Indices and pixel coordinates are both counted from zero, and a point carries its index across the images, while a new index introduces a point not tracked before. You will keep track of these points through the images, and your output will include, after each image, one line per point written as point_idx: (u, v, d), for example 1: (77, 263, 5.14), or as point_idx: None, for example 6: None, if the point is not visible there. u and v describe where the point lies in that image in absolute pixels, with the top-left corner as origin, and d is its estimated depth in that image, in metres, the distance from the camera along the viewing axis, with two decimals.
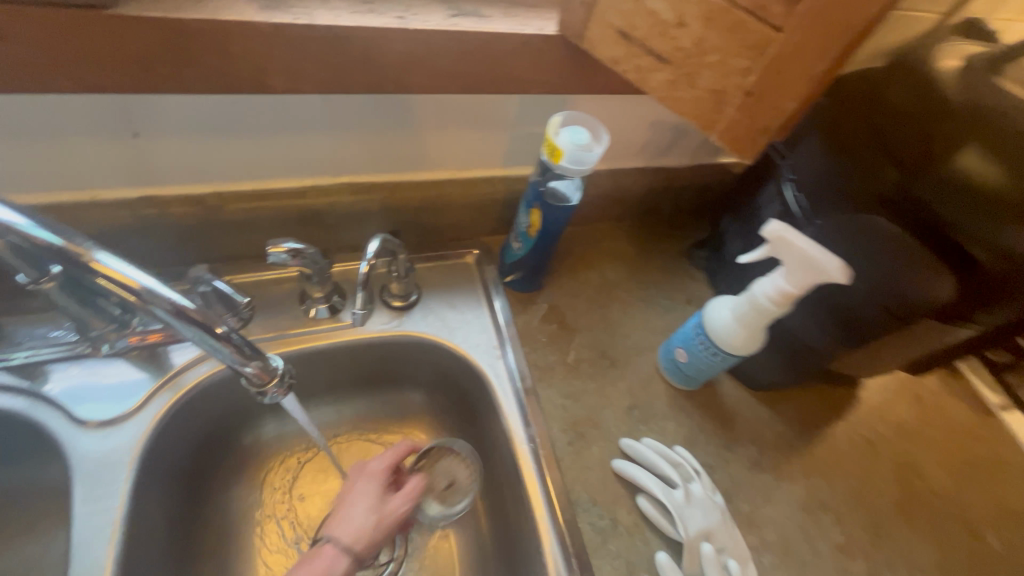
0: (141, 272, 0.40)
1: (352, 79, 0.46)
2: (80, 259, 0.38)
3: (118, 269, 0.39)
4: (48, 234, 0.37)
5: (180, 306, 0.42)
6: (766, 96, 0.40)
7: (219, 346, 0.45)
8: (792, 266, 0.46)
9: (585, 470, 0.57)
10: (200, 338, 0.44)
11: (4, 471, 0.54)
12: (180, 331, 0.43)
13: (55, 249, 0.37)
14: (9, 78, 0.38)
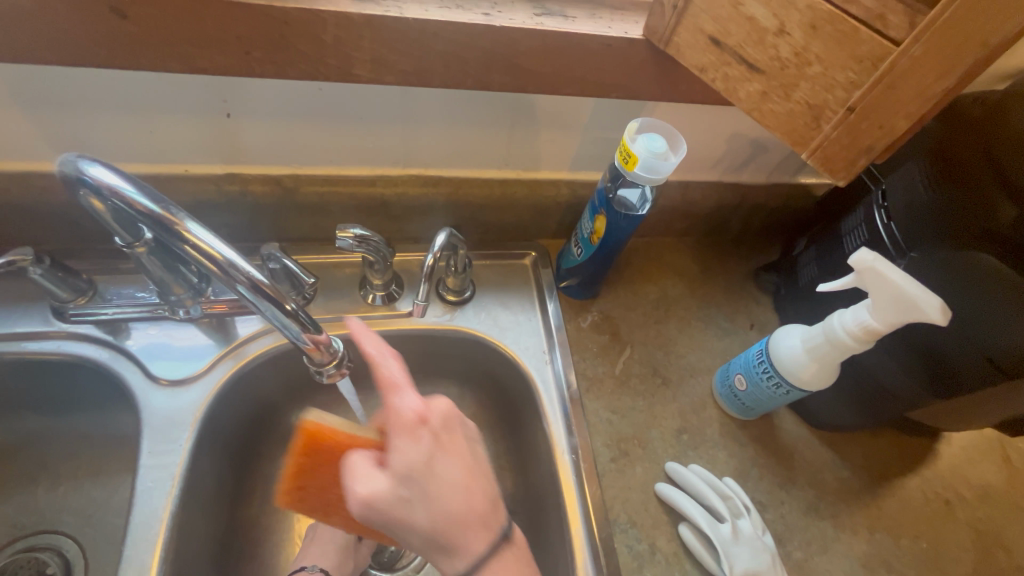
0: (226, 245, 0.42)
1: (433, 73, 0.47)
2: (174, 228, 0.40)
3: (206, 241, 0.41)
4: (149, 201, 0.39)
5: (258, 283, 0.43)
6: (871, 113, 0.36)
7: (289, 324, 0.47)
8: (880, 300, 0.42)
9: (627, 490, 0.55)
10: (273, 315, 0.46)
11: (89, 414, 0.60)
12: (255, 306, 0.45)
13: (153, 218, 0.40)
14: (127, 56, 0.41)
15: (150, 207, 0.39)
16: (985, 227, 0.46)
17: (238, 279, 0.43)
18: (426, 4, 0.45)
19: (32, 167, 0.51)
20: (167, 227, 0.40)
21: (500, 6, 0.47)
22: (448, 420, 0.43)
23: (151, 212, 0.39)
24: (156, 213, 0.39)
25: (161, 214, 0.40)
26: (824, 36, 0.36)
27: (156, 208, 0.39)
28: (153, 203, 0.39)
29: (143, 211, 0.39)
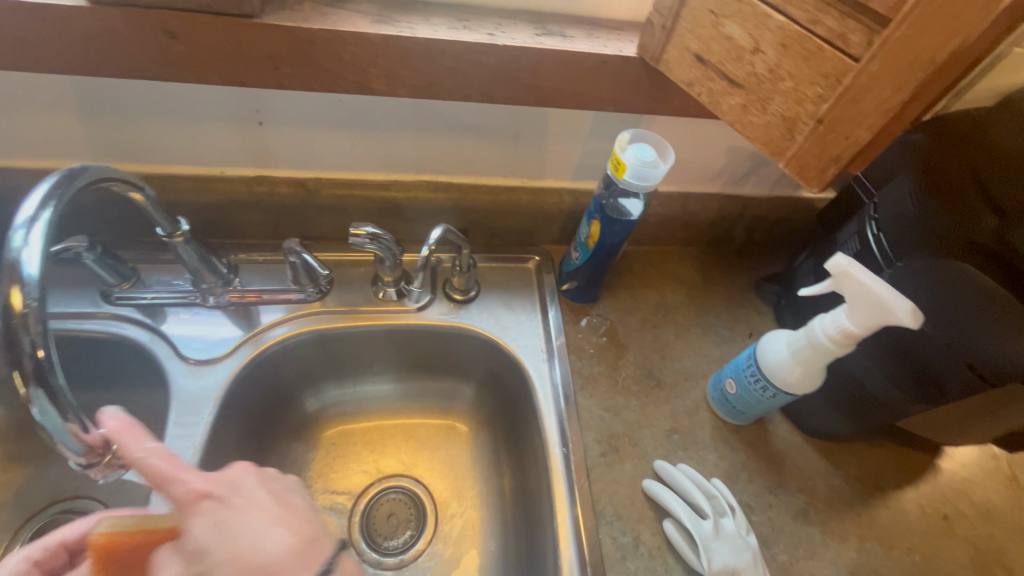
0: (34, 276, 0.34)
1: (440, 87, 0.51)
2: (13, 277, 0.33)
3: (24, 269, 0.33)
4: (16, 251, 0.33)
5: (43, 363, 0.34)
6: (838, 125, 0.38)
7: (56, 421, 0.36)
8: (854, 304, 0.44)
9: (614, 485, 0.57)
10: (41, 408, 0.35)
11: (115, 394, 0.63)
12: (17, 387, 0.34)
13: (6, 285, 0.33)
14: (176, 70, 0.47)
15: (26, 270, 0.33)
16: (966, 237, 0.48)
17: (22, 349, 0.34)
18: (436, 25, 0.50)
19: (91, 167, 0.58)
20: (18, 316, 0.33)
21: (504, 26, 0.51)
22: (239, 487, 0.41)
23: (17, 268, 0.33)
24: (20, 280, 0.33)
25: (28, 285, 0.33)
26: (794, 54, 0.39)
27: (31, 273, 0.33)
28: (34, 273, 0.33)
29: (9, 276, 0.33)
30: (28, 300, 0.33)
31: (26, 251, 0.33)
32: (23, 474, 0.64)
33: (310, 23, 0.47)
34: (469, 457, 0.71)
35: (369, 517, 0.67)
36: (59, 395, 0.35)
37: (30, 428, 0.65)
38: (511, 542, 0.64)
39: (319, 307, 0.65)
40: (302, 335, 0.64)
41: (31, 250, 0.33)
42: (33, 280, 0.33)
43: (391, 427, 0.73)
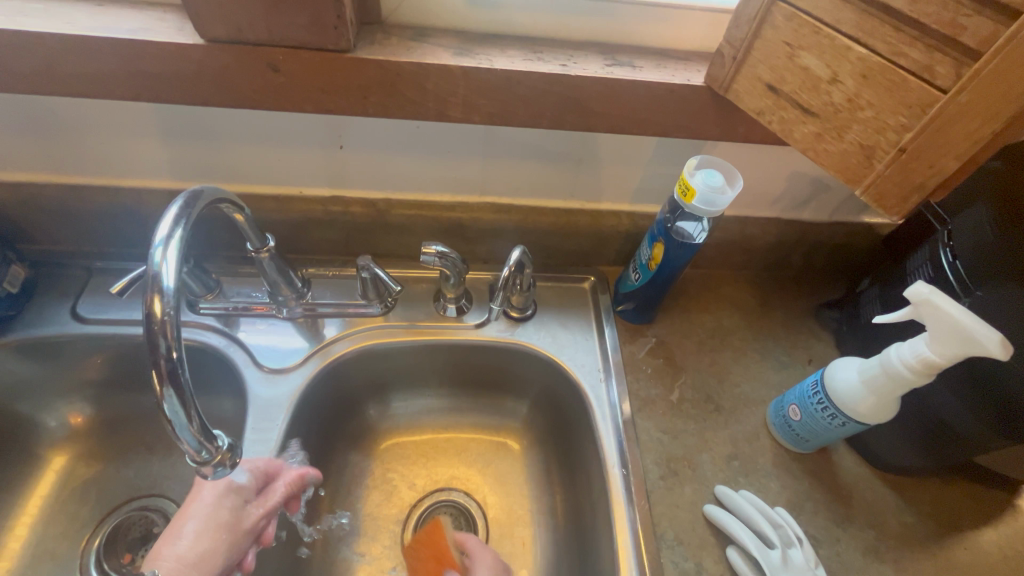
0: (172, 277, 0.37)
1: (514, 114, 0.54)
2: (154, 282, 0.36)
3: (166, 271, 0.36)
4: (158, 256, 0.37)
5: (176, 361, 0.37)
6: (921, 154, 0.39)
7: (180, 416, 0.38)
8: (937, 333, 0.43)
9: (675, 509, 0.57)
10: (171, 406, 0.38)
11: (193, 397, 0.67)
12: (153, 385, 0.37)
13: (149, 295, 0.36)
14: (274, 100, 0.51)
15: (164, 282, 0.36)
16: None
17: (160, 351, 0.37)
18: (512, 57, 0.52)
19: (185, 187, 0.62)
20: (158, 321, 0.36)
21: (575, 58, 0.54)
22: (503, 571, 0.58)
23: (158, 279, 0.36)
24: (160, 289, 0.36)
25: (167, 294, 0.36)
26: (875, 84, 0.39)
27: (169, 283, 0.36)
28: (170, 283, 0.36)
29: (152, 287, 0.36)
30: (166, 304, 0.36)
31: (165, 261, 0.37)
32: (104, 471, 0.68)
33: (398, 57, 0.50)
34: (522, 474, 0.72)
35: (422, 530, 0.68)
36: (185, 393, 0.38)
37: (113, 428, 0.70)
38: (565, 562, 0.63)
39: (384, 321, 0.68)
40: (368, 348, 0.66)
41: (169, 263, 0.37)
42: (170, 289, 0.36)
43: (445, 440, 0.74)
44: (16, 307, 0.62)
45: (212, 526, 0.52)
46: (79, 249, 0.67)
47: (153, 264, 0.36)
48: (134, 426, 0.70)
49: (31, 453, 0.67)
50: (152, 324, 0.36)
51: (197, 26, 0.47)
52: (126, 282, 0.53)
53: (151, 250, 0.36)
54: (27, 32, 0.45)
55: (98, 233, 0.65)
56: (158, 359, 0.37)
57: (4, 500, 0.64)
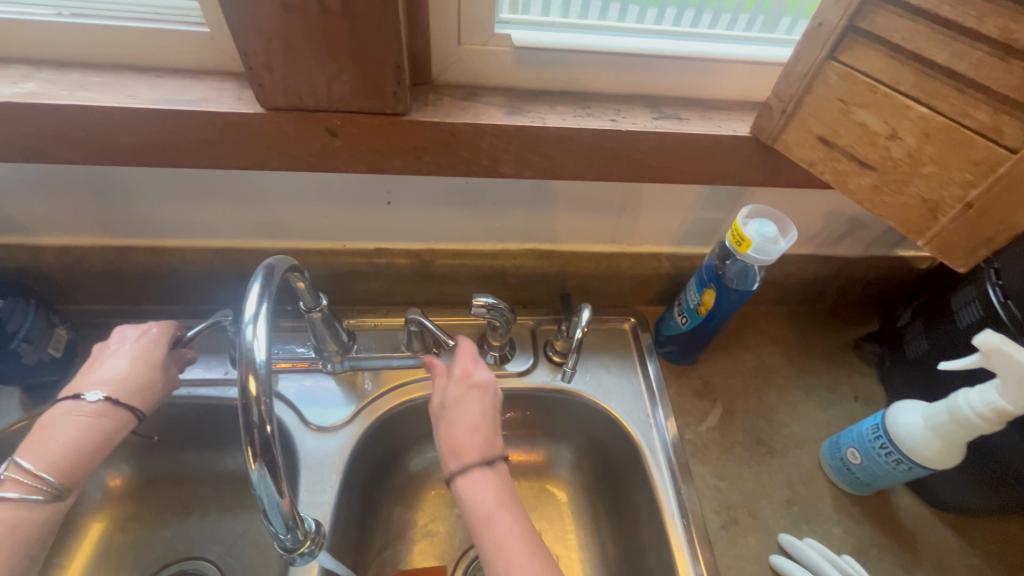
0: (262, 350, 0.37)
1: (565, 167, 0.54)
2: (248, 364, 0.37)
3: (256, 349, 0.37)
4: (249, 336, 0.37)
5: (269, 436, 0.38)
6: (989, 210, 0.39)
7: (271, 496, 0.39)
8: (1010, 382, 0.43)
9: (740, 559, 0.56)
10: (263, 485, 0.39)
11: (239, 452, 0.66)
12: (248, 461, 0.37)
13: (244, 373, 0.37)
14: (328, 162, 0.52)
15: (257, 360, 0.37)
16: None
17: (254, 427, 0.37)
18: (563, 114, 0.53)
19: (230, 245, 0.62)
20: (255, 401, 0.37)
21: (623, 112, 0.55)
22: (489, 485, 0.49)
23: (251, 358, 0.37)
24: (255, 366, 0.37)
25: (260, 371, 0.37)
26: (937, 142, 0.40)
27: (262, 361, 0.37)
28: (263, 359, 0.37)
29: (245, 363, 0.37)
30: (263, 381, 0.37)
31: (256, 339, 0.37)
32: (142, 534, 0.66)
33: (452, 118, 0.51)
34: (568, 521, 0.70)
35: None
36: (277, 471, 0.39)
37: (152, 488, 0.68)
38: None
39: (429, 371, 0.67)
40: (412, 401, 0.66)
41: (260, 342, 0.37)
42: (264, 366, 0.37)
43: None
44: (60, 371, 0.61)
45: (141, 368, 0.53)
46: (119, 306, 0.66)
47: (245, 342, 0.37)
48: (172, 486, 0.68)
49: (69, 518, 0.65)
50: (248, 399, 0.37)
51: (259, 96, 0.47)
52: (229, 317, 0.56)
53: (242, 328, 0.37)
54: (91, 107, 0.46)
55: (140, 291, 0.65)
56: (252, 436, 0.38)
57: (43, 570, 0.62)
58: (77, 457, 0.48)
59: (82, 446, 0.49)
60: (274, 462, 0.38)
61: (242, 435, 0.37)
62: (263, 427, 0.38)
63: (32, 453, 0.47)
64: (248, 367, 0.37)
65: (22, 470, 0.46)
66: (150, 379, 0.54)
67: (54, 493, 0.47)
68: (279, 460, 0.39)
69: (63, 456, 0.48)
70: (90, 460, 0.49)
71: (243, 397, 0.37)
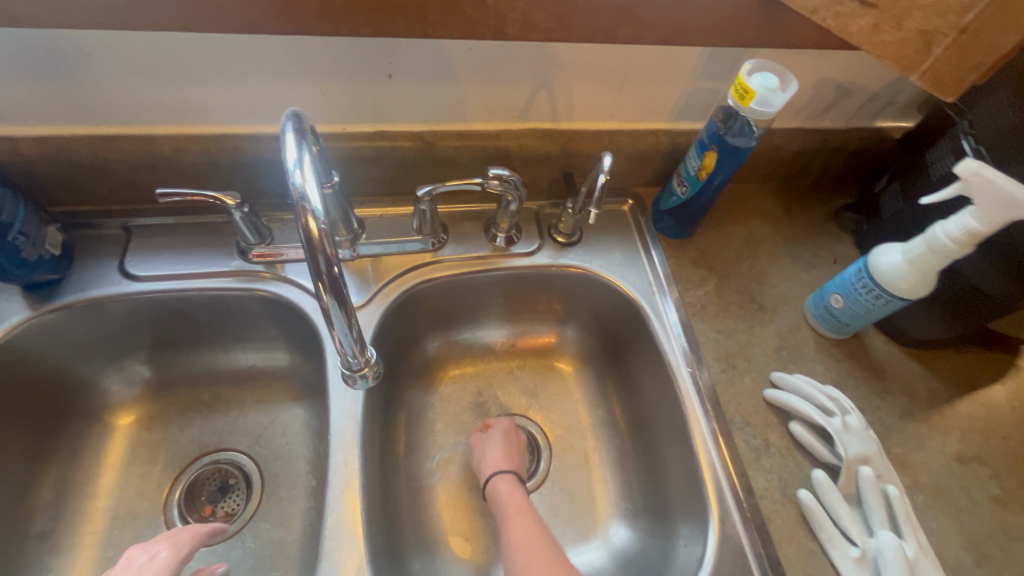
0: (315, 195, 0.38)
1: (571, 28, 0.54)
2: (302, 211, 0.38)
3: (309, 193, 0.38)
4: (298, 182, 0.38)
5: (335, 277, 0.42)
6: (979, 33, 0.43)
7: (344, 322, 0.47)
8: (985, 204, 0.48)
9: (738, 396, 0.62)
10: (334, 313, 0.46)
11: (264, 344, 0.69)
12: (321, 295, 0.43)
13: (301, 217, 0.38)
14: (329, 24, 0.49)
15: (312, 203, 0.38)
16: None
17: (322, 267, 0.41)
18: None
19: (222, 130, 0.59)
20: (317, 242, 0.39)
21: None
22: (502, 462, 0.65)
23: (305, 202, 0.38)
24: (311, 211, 0.38)
25: (318, 216, 0.38)
26: None
27: (317, 206, 0.38)
28: (319, 205, 0.38)
29: (302, 208, 0.38)
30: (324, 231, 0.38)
31: (306, 183, 0.38)
32: (170, 431, 0.68)
33: None
34: (576, 392, 0.76)
35: None
36: (344, 304, 0.45)
37: (170, 387, 0.69)
38: (633, 463, 0.70)
39: (438, 255, 0.69)
40: (424, 284, 0.68)
41: (310, 186, 0.38)
42: (321, 212, 0.38)
43: (498, 370, 0.77)
44: (60, 270, 0.59)
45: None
46: (108, 206, 0.63)
47: (296, 187, 0.37)
48: (191, 385, 0.69)
49: (92, 420, 0.66)
50: (314, 244, 0.39)
51: None
52: (234, 201, 0.57)
53: (290, 174, 0.37)
54: None
55: (130, 188, 0.62)
56: (321, 275, 0.42)
57: (75, 467, 0.63)
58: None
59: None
60: (343, 297, 0.45)
61: (311, 274, 0.41)
62: (330, 267, 0.41)
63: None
64: (302, 211, 0.38)
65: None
66: None
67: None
68: (346, 294, 0.45)
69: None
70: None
71: (309, 243, 0.39)
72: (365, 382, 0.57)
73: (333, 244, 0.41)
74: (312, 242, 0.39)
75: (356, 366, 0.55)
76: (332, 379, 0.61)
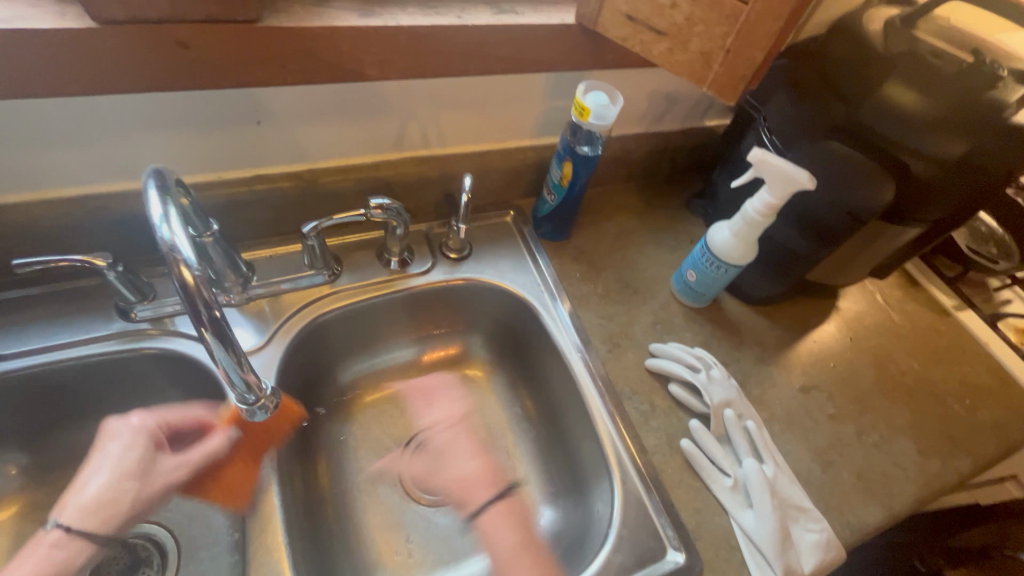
0: (188, 245, 0.40)
1: (425, 66, 0.59)
2: (173, 264, 0.40)
3: (178, 245, 0.39)
4: (166, 236, 0.39)
5: (218, 320, 0.44)
6: (740, 52, 0.54)
7: (231, 361, 0.48)
8: (773, 183, 0.60)
9: (625, 370, 0.71)
10: (219, 355, 0.47)
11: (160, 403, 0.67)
12: (204, 338, 0.45)
13: (174, 268, 0.40)
14: (185, 78, 0.51)
15: (183, 254, 0.39)
16: (829, 122, 0.65)
17: (205, 312, 0.43)
18: (413, 14, 0.58)
19: (83, 191, 0.58)
20: (196, 290, 0.41)
21: (467, 9, 0.60)
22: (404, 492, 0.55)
23: (176, 254, 0.39)
24: (185, 262, 0.40)
25: (192, 266, 0.40)
26: (703, 4, 0.53)
27: (189, 256, 0.40)
28: (191, 255, 0.40)
29: (175, 260, 0.39)
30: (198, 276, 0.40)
31: (175, 236, 0.39)
32: None
33: (308, 22, 0.52)
34: (490, 395, 0.81)
35: (414, 469, 0.75)
36: (228, 344, 0.46)
37: (56, 468, 0.64)
38: (548, 449, 0.76)
39: (335, 286, 0.71)
40: (326, 315, 0.69)
41: (179, 237, 0.40)
42: (193, 261, 0.40)
43: (412, 387, 0.80)
44: None
45: (112, 487, 0.59)
46: None
47: (165, 240, 0.39)
48: (80, 462, 0.65)
49: None
50: (191, 292, 0.41)
51: (87, 7, 0.44)
52: (105, 262, 0.56)
53: (157, 228, 0.39)
54: None
55: None
56: (202, 320, 0.44)
57: None
58: (107, 516, 0.59)
59: (113, 509, 0.59)
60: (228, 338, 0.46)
61: (192, 321, 0.43)
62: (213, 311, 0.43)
63: (86, 500, 0.58)
64: (175, 263, 0.40)
65: (71, 518, 0.57)
66: (115, 495, 0.59)
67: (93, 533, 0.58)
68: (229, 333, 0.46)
69: (99, 505, 0.58)
70: (124, 509, 0.60)
71: (187, 292, 0.41)
72: (264, 413, 0.57)
73: (211, 291, 0.43)
74: (190, 289, 0.41)
75: (252, 399, 0.55)
76: (238, 426, 0.60)
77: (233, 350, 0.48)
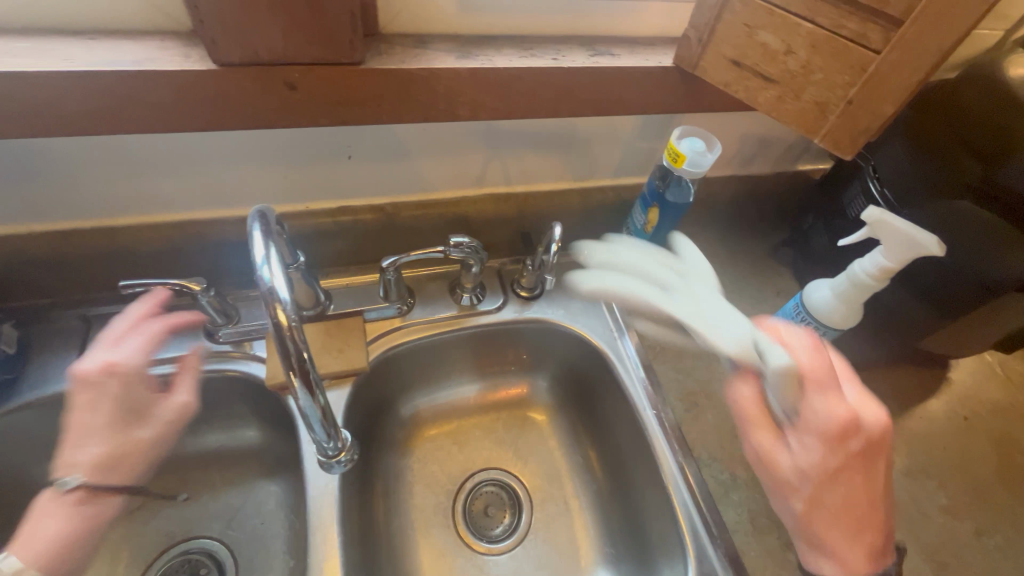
0: (285, 285, 0.40)
1: (516, 107, 0.58)
2: (269, 303, 0.40)
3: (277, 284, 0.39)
4: (267, 276, 0.39)
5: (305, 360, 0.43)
6: (864, 105, 0.49)
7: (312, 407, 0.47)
8: (890, 245, 0.55)
9: (702, 432, 0.66)
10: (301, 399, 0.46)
11: (231, 422, 0.69)
12: (289, 379, 0.44)
13: (269, 307, 0.40)
14: (289, 117, 0.52)
15: (280, 294, 0.39)
16: (962, 182, 0.57)
17: (293, 352, 0.42)
18: (510, 56, 0.57)
19: (184, 216, 0.61)
20: (286, 329, 0.41)
21: (563, 51, 0.59)
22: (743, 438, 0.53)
23: (273, 293, 0.39)
24: (280, 301, 0.39)
25: (286, 305, 0.40)
26: (823, 52, 0.49)
27: (284, 295, 0.40)
28: (287, 295, 0.40)
29: (271, 301, 0.39)
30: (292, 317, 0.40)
31: (274, 277, 0.40)
32: (132, 523, 0.65)
33: (409, 65, 0.53)
34: (552, 440, 0.78)
35: (469, 512, 0.72)
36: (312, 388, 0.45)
37: None
38: (612, 507, 0.71)
39: (407, 319, 0.71)
40: (398, 347, 0.69)
41: (278, 278, 0.40)
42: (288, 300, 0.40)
43: (473, 425, 0.78)
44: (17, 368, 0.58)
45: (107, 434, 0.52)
46: (64, 298, 0.63)
47: (265, 281, 0.39)
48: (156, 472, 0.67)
49: None
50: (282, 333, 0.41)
51: (210, 51, 0.46)
52: (199, 287, 0.58)
53: (259, 269, 0.39)
54: (27, 72, 0.43)
55: (92, 278, 0.62)
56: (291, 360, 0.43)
57: None
58: (126, 464, 0.53)
59: (129, 452, 0.54)
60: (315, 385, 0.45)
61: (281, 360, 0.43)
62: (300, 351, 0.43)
63: (82, 461, 0.50)
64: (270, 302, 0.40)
65: (79, 476, 0.50)
66: (121, 447, 0.53)
67: (101, 490, 0.51)
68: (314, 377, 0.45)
69: (95, 468, 0.51)
70: (126, 471, 0.54)
71: (277, 333, 0.41)
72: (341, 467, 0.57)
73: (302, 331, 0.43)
74: (280, 329, 0.41)
75: (332, 453, 0.56)
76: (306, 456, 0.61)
77: (318, 394, 0.48)
